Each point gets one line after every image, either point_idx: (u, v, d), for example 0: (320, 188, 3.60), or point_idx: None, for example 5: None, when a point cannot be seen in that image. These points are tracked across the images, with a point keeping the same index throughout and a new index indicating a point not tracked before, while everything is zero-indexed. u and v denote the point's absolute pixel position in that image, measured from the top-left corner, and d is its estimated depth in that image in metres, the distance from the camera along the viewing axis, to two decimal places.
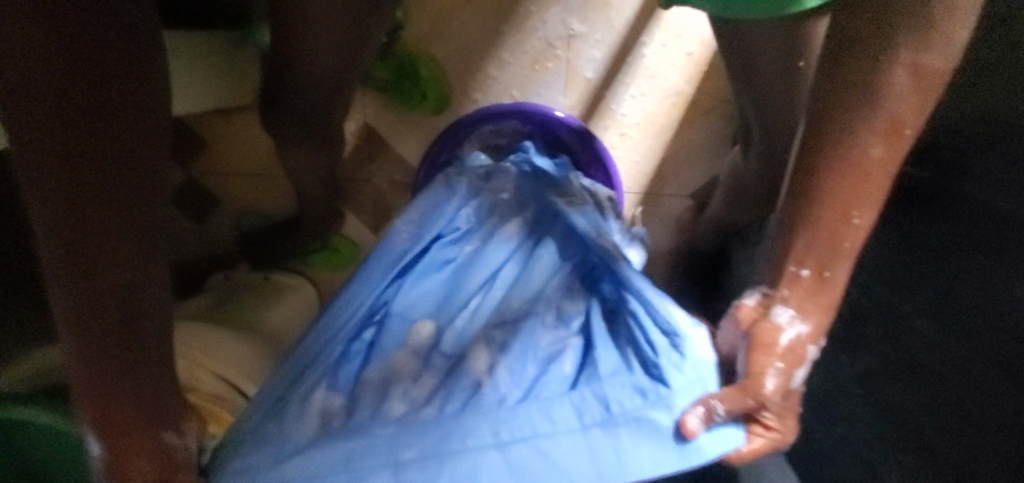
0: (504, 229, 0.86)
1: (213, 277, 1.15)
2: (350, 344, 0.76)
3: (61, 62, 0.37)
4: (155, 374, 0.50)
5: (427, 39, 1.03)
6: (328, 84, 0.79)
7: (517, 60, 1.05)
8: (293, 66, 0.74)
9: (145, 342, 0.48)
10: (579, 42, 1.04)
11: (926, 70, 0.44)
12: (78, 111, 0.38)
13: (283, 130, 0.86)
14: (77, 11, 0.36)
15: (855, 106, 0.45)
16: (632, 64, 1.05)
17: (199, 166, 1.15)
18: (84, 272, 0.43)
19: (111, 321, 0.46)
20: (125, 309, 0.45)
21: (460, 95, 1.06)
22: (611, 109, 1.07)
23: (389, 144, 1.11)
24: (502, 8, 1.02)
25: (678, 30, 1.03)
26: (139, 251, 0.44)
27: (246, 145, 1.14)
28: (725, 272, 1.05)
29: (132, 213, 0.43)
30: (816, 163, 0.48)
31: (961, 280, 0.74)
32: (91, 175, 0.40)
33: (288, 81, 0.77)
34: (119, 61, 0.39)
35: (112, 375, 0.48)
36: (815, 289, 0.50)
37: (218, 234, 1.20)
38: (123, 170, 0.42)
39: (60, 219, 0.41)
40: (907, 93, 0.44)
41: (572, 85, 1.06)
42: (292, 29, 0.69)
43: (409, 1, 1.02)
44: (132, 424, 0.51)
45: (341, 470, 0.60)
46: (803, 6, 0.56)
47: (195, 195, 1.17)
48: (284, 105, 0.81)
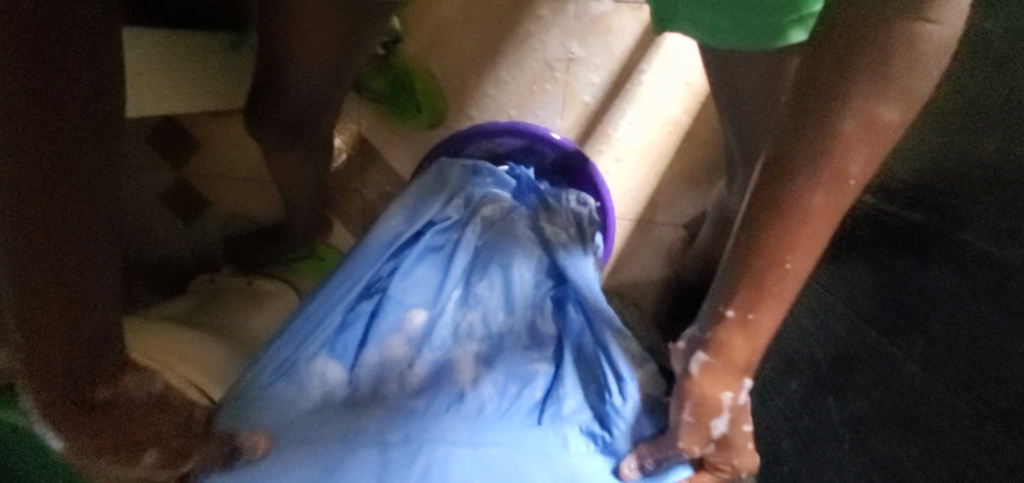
0: (490, 227, 0.95)
1: (197, 279, 1.12)
2: (349, 311, 0.87)
3: (59, 68, 0.34)
4: (92, 372, 0.46)
5: (425, 54, 1.04)
6: (318, 91, 0.78)
7: (514, 80, 1.05)
8: (285, 70, 0.74)
9: (100, 345, 0.45)
10: (578, 66, 1.04)
11: (881, 120, 0.40)
12: (64, 116, 0.35)
13: (272, 136, 0.85)
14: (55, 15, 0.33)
15: (811, 148, 0.42)
16: (631, 90, 1.04)
17: (191, 168, 1.14)
18: (54, 285, 0.39)
19: (56, 355, 0.42)
20: (84, 311, 0.41)
21: (456, 111, 1.07)
22: (607, 134, 1.06)
23: (382, 155, 1.11)
24: (501, 27, 1.02)
25: (679, 60, 1.02)
26: (106, 250, 0.41)
27: (237, 150, 1.13)
28: None
29: (108, 217, 0.40)
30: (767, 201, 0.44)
31: (939, 330, 0.64)
32: (75, 180, 0.37)
33: (278, 85, 0.77)
34: (93, 65, 0.36)
35: (64, 387, 0.45)
36: (738, 332, 0.49)
37: (206, 236, 1.18)
38: (96, 173, 0.39)
39: (27, 235, 0.36)
40: (859, 145, 0.41)
41: (569, 107, 1.06)
42: (285, 32, 0.69)
43: (408, 17, 1.02)
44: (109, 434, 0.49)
45: (338, 443, 0.71)
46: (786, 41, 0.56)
47: (186, 196, 1.15)
48: (272, 109, 0.80)
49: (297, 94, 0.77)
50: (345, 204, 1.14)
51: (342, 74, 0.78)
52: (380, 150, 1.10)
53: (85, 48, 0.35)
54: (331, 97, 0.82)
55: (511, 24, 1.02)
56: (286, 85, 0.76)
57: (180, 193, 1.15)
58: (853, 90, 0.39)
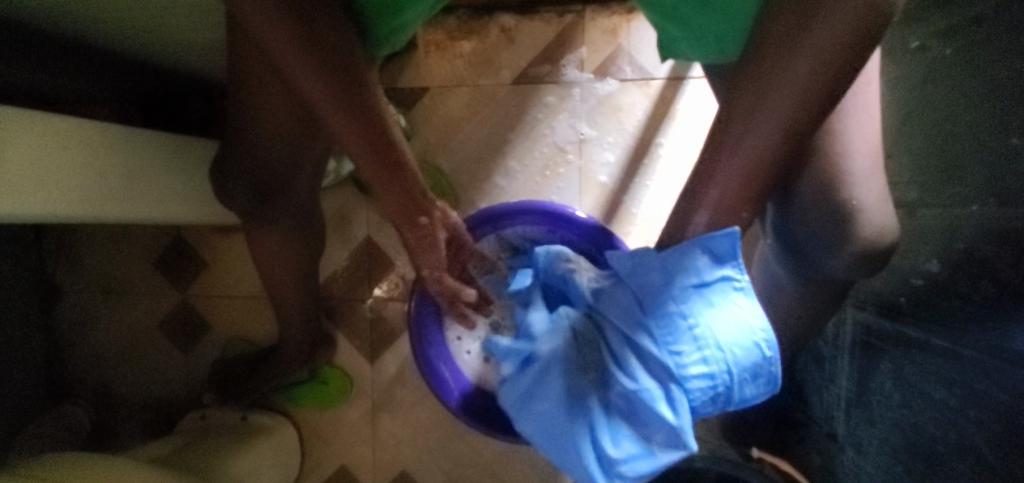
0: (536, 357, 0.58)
1: (186, 419, 0.98)
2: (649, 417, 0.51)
3: (269, 22, 0.47)
4: (254, 84, 0.59)
5: (434, 150, 1.00)
6: (284, 157, 0.66)
7: (526, 167, 0.99)
8: (249, 128, 0.63)
9: (280, 97, 0.59)
10: (590, 146, 0.98)
11: (810, 85, 0.46)
12: (267, 16, 0.47)
13: (240, 209, 0.74)
14: (273, 18, 0.47)
15: (753, 98, 0.49)
16: (650, 164, 0.97)
17: (194, 289, 1.07)
18: (277, 81, 0.58)
19: (377, 160, 0.57)
20: (237, 45, 0.57)
21: (467, 205, 0.99)
22: (629, 211, 0.97)
23: (389, 258, 1.03)
24: (508, 118, 0.99)
25: (696, 121, 0.96)
26: (250, 46, 0.56)
27: (239, 268, 1.06)
28: (799, 405, 0.81)
29: (265, 75, 0.57)
30: (735, 160, 0.51)
31: None
32: (284, 52, 0.49)
33: (242, 145, 0.66)
34: (274, 32, 0.48)
35: (364, 151, 0.56)
36: None
37: (200, 367, 1.07)
38: (299, 55, 0.49)
39: (340, 103, 0.52)
40: (804, 86, 0.47)
41: (587, 189, 0.98)
42: (244, 75, 0.59)
43: (415, 117, 1.01)
44: (358, 140, 0.55)
45: (722, 403, 0.51)
46: (729, 49, 0.56)
47: (186, 322, 1.07)
48: (236, 170, 0.69)
49: (260, 158, 0.66)
50: (352, 317, 1.04)
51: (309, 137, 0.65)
52: (387, 254, 1.03)
53: (285, 32, 0.48)
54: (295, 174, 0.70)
55: (517, 114, 0.99)
56: (253, 132, 0.64)
57: (180, 318, 1.07)
58: (798, 47, 0.46)
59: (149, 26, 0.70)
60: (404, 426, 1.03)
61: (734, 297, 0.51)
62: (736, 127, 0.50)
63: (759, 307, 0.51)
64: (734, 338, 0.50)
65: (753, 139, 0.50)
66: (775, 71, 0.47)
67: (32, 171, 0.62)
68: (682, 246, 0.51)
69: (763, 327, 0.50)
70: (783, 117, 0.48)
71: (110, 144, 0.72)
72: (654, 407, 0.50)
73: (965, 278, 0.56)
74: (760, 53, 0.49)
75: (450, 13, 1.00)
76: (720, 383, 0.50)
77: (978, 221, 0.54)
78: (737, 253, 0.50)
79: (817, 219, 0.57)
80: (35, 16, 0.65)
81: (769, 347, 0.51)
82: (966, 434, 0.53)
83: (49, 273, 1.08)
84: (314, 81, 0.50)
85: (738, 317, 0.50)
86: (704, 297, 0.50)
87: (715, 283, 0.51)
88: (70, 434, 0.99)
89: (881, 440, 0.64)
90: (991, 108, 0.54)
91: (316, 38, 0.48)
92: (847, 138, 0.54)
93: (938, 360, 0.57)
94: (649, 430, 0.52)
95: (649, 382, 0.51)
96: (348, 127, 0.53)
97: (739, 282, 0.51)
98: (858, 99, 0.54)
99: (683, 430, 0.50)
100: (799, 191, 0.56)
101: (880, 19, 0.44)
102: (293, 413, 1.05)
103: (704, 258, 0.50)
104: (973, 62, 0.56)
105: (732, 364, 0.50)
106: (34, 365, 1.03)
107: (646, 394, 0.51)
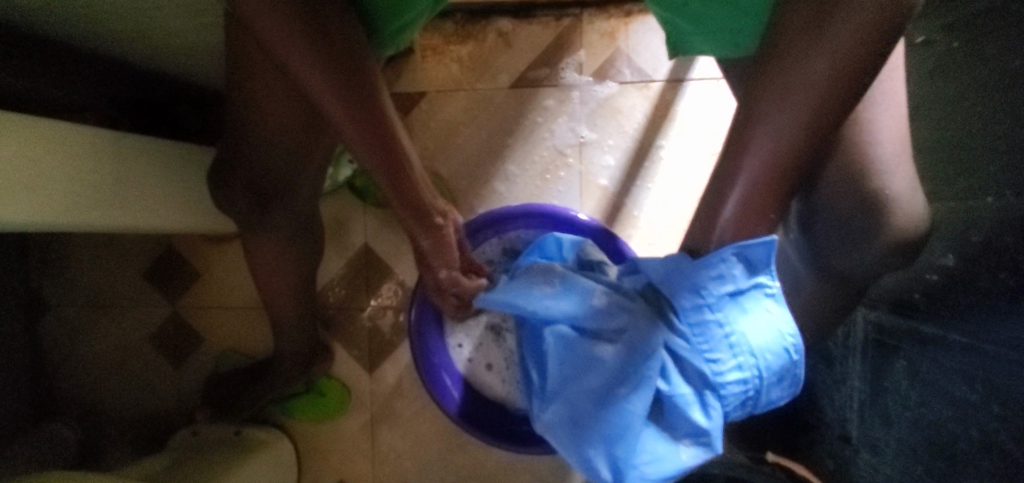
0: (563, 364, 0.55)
1: (178, 434, 0.94)
2: (683, 421, 0.51)
3: (270, 21, 0.46)
4: (256, 86, 0.57)
5: (433, 155, 0.99)
6: (287, 160, 0.64)
7: (525, 171, 0.97)
8: (248, 130, 0.61)
9: (284, 98, 0.57)
10: (591, 149, 0.97)
11: (837, 77, 0.46)
12: (269, 16, 0.45)
13: (239, 214, 0.71)
14: (276, 19, 0.46)
15: (777, 92, 0.48)
16: (653, 165, 0.96)
17: (186, 301, 1.04)
18: (284, 83, 0.56)
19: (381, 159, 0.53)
20: (240, 48, 0.56)
21: (467, 210, 0.98)
22: (632, 213, 0.96)
23: (387, 265, 1.01)
24: (507, 121, 0.98)
25: (703, 121, 0.96)
26: (253, 47, 0.55)
27: (232, 277, 1.03)
28: (808, 408, 0.80)
29: (269, 77, 0.56)
30: (757, 154, 0.49)
31: None
32: (286, 53, 0.47)
33: (240, 148, 0.64)
34: (279, 31, 0.46)
35: (371, 153, 0.53)
36: None
37: (193, 380, 1.03)
38: (303, 55, 0.47)
39: (348, 103, 0.50)
40: (832, 78, 0.46)
41: (588, 193, 0.97)
42: (245, 76, 0.57)
43: (413, 121, 0.99)
44: (367, 143, 0.52)
45: (750, 407, 0.51)
46: (742, 40, 0.56)
47: (178, 334, 1.04)
48: (236, 174, 0.67)
49: (260, 164, 0.64)
50: (349, 327, 1.01)
51: (316, 141, 0.64)
52: (385, 261, 1.01)
53: (288, 31, 0.46)
54: (297, 179, 0.68)
55: (516, 117, 0.98)
56: (252, 134, 0.61)
57: (171, 331, 1.04)
58: (822, 39, 0.45)
59: (141, 28, 0.69)
60: (404, 438, 1.00)
61: (765, 304, 0.51)
62: (756, 121, 0.49)
63: (787, 313, 0.51)
64: (766, 344, 0.50)
65: (779, 134, 0.48)
66: (798, 65, 0.47)
67: (24, 178, 0.60)
68: (720, 253, 0.50)
69: (793, 333, 0.51)
70: (808, 110, 0.47)
71: (100, 150, 0.70)
72: (687, 411, 0.50)
73: (983, 273, 0.55)
74: (779, 47, 0.48)
75: (446, 17, 0.99)
76: (751, 388, 0.50)
77: (997, 214, 0.55)
78: (771, 262, 0.50)
79: (842, 209, 0.56)
80: (28, 19, 0.63)
81: (796, 351, 0.51)
82: (990, 429, 0.52)
83: (34, 287, 1.04)
84: (320, 83, 0.48)
85: (770, 324, 0.50)
86: (738, 304, 0.50)
87: (749, 291, 0.51)
88: (58, 454, 0.94)
89: (898, 439, 0.64)
90: (1006, 105, 0.55)
91: (317, 39, 0.47)
92: (876, 127, 0.54)
93: (958, 357, 0.56)
94: (677, 433, 0.52)
95: (684, 387, 0.51)
96: (356, 129, 0.51)
97: (769, 289, 0.51)
98: (884, 87, 0.54)
99: (712, 433, 0.50)
100: (824, 182, 0.56)
101: (904, 11, 0.44)
102: (289, 426, 1.02)
103: (740, 267, 0.50)
104: (984, 54, 0.58)
105: (764, 369, 0.50)
106: (19, 383, 0.99)
107: (682, 400, 0.50)
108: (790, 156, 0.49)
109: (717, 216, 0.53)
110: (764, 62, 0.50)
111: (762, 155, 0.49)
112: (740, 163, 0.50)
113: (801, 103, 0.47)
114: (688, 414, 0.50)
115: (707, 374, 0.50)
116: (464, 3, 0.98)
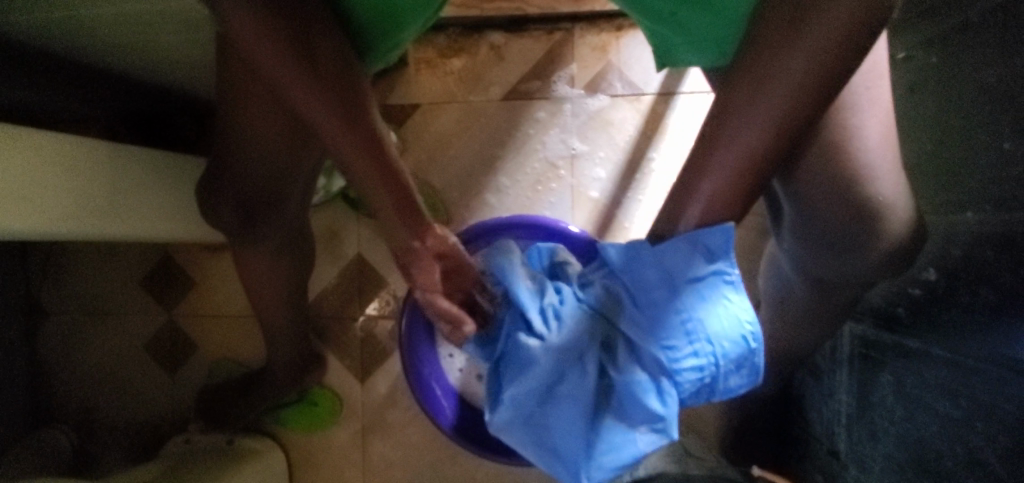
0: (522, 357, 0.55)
1: (171, 442, 0.94)
2: (637, 410, 0.51)
3: (244, 23, 0.46)
4: (240, 92, 0.57)
5: (425, 167, 0.99)
6: (273, 169, 0.64)
7: (516, 183, 0.98)
8: (232, 138, 0.62)
9: (266, 101, 0.57)
10: (582, 161, 0.97)
11: (811, 83, 0.45)
12: (242, 17, 0.45)
13: (224, 223, 0.71)
14: (248, 22, 0.46)
15: (749, 102, 0.48)
16: (643, 176, 0.96)
17: (182, 309, 1.05)
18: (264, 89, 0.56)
19: (367, 158, 0.52)
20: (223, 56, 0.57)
21: (459, 221, 0.98)
22: (622, 224, 0.96)
23: (381, 274, 1.01)
24: (499, 134, 0.99)
25: (694, 132, 0.96)
26: (233, 57, 0.56)
27: (229, 286, 1.04)
28: (800, 422, 0.79)
29: (251, 83, 0.56)
30: (732, 165, 0.49)
31: None
32: (263, 54, 0.47)
33: (225, 154, 0.64)
34: (253, 33, 0.46)
35: (361, 153, 0.52)
36: None
37: (189, 389, 1.04)
38: (280, 55, 0.47)
39: (329, 101, 0.49)
40: (805, 87, 0.46)
41: (579, 204, 0.97)
42: (231, 83, 0.58)
43: (408, 134, 1.00)
44: (353, 149, 0.51)
45: (705, 395, 0.52)
46: (728, 51, 0.56)
47: (173, 343, 1.05)
48: (223, 181, 0.67)
49: (245, 173, 0.65)
50: (343, 336, 1.02)
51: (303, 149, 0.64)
52: (378, 271, 1.01)
53: (262, 32, 0.46)
54: (285, 192, 0.69)
55: (509, 129, 0.99)
56: (236, 143, 0.62)
57: (167, 339, 1.05)
58: (793, 46, 0.45)
59: (135, 43, 0.70)
60: (396, 448, 1.00)
61: (726, 292, 0.51)
62: (729, 131, 0.49)
63: (748, 301, 0.51)
64: (724, 331, 0.50)
65: (753, 143, 0.48)
66: (768, 75, 0.47)
67: (24, 189, 0.61)
68: (673, 241, 0.51)
69: (752, 321, 0.51)
70: (779, 119, 0.47)
71: (99, 161, 0.71)
72: (643, 400, 0.51)
73: (963, 286, 0.56)
74: (749, 58, 0.48)
75: (440, 31, 1.01)
76: (708, 375, 0.51)
77: (979, 228, 0.55)
78: (730, 249, 0.50)
79: (833, 222, 0.56)
80: (25, 32, 0.65)
81: (755, 339, 0.51)
82: (973, 446, 0.52)
83: (33, 295, 1.06)
84: (302, 84, 0.48)
85: (729, 312, 0.50)
86: (698, 292, 0.51)
87: (708, 279, 0.51)
88: (53, 460, 0.95)
89: (886, 454, 0.63)
90: (987, 119, 0.55)
91: (289, 42, 0.47)
92: (865, 134, 0.52)
93: (941, 373, 0.56)
94: (633, 422, 0.52)
95: (640, 376, 0.51)
96: (340, 132, 0.51)
97: (729, 277, 0.51)
98: (874, 92, 0.53)
99: (667, 421, 0.50)
100: (813, 194, 0.55)
101: (876, 21, 0.44)
102: (282, 436, 1.02)
103: (698, 254, 0.50)
104: (964, 71, 0.59)
105: (721, 356, 0.50)
106: (13, 390, 1.00)
107: (638, 389, 0.51)
108: (761, 166, 0.49)
109: (679, 215, 0.53)
110: (733, 74, 0.50)
111: (736, 166, 0.49)
112: (705, 168, 0.50)
113: (773, 113, 0.47)
114: (642, 403, 0.51)
115: (661, 362, 0.50)
116: (457, 18, 0.99)
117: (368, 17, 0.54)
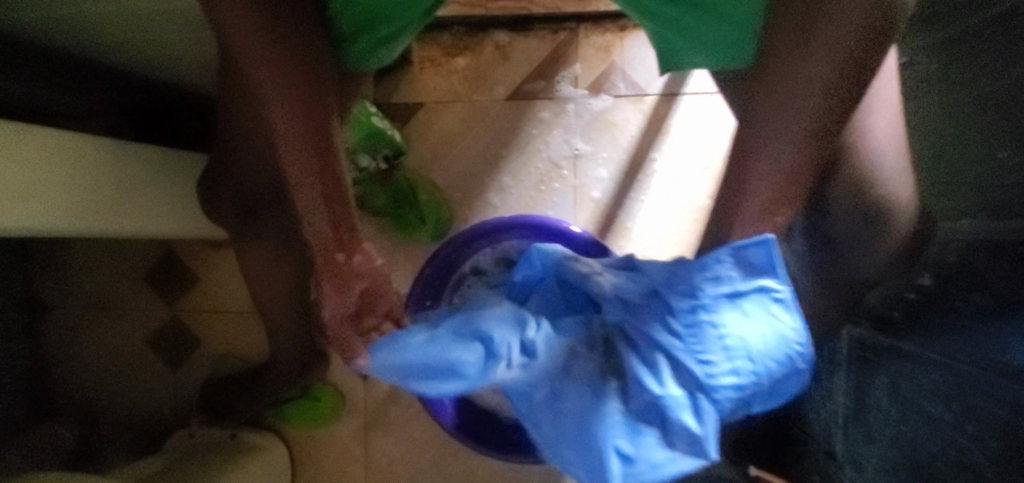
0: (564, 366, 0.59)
1: (174, 437, 0.95)
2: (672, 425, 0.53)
3: (239, 30, 0.50)
4: (235, 96, 0.59)
5: (429, 166, 1.00)
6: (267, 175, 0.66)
7: (519, 183, 0.99)
8: (237, 140, 0.63)
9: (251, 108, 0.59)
10: (585, 161, 0.98)
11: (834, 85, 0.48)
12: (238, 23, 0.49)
13: (229, 222, 0.72)
14: (243, 29, 0.49)
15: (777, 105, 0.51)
16: (646, 179, 0.97)
17: (185, 304, 1.05)
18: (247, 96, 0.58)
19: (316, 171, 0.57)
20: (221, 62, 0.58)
21: (462, 220, 0.99)
22: (626, 226, 0.97)
23: None
24: (503, 134, 1.00)
25: (697, 134, 0.97)
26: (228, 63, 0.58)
27: (231, 282, 1.05)
28: (798, 423, 0.81)
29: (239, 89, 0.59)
30: (766, 164, 0.53)
31: None
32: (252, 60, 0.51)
33: (230, 154, 0.66)
34: (248, 38, 0.50)
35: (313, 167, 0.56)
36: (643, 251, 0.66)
37: (191, 384, 1.05)
38: (271, 60, 0.51)
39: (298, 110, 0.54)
40: (828, 89, 0.48)
41: (581, 205, 0.98)
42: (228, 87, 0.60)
43: (412, 133, 1.01)
44: (306, 158, 0.56)
45: (743, 409, 0.54)
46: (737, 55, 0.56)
47: (175, 338, 1.05)
48: (229, 178, 0.69)
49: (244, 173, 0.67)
50: None
51: None
52: None
53: (256, 39, 0.50)
54: None
55: (512, 129, 0.99)
56: (235, 145, 0.64)
57: (169, 334, 1.05)
58: (808, 48, 0.47)
59: (141, 40, 0.70)
60: (397, 444, 1.01)
61: (772, 308, 0.54)
62: (762, 136, 0.52)
63: (795, 320, 0.54)
64: (765, 348, 0.53)
65: (782, 145, 0.51)
66: (790, 80, 0.49)
67: (25, 187, 0.61)
68: (716, 254, 0.55)
69: (797, 338, 0.53)
70: (805, 120, 0.50)
71: (103, 159, 0.71)
72: (677, 414, 0.52)
73: (959, 293, 0.57)
74: (771, 63, 0.51)
75: (445, 30, 1.01)
76: (748, 393, 0.52)
77: (981, 236, 0.56)
78: (774, 266, 0.54)
79: (850, 226, 0.58)
80: (28, 28, 0.64)
81: (800, 356, 0.54)
82: (966, 450, 0.53)
83: (35, 289, 1.06)
84: (280, 90, 0.52)
85: (772, 328, 0.53)
86: (738, 306, 0.54)
87: (750, 294, 0.54)
88: (51, 455, 0.95)
89: (881, 455, 0.64)
90: (989, 129, 0.56)
91: (276, 51, 0.51)
92: (877, 138, 0.54)
93: (937, 377, 0.57)
94: (673, 440, 0.53)
95: (675, 390, 0.53)
96: (296, 144, 0.55)
97: (777, 294, 0.54)
98: (884, 96, 0.54)
99: (705, 439, 0.52)
100: (833, 199, 0.57)
101: (889, 22, 0.46)
102: (284, 431, 1.03)
103: (738, 269, 0.54)
104: (966, 80, 0.59)
105: (762, 372, 0.52)
106: (14, 384, 1.00)
107: (672, 403, 0.53)
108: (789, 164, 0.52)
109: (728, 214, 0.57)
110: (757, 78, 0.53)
111: (770, 166, 0.52)
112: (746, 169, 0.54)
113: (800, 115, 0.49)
114: (674, 418, 0.53)
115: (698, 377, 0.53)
116: (461, 16, 0.99)
117: (353, 27, 0.60)
